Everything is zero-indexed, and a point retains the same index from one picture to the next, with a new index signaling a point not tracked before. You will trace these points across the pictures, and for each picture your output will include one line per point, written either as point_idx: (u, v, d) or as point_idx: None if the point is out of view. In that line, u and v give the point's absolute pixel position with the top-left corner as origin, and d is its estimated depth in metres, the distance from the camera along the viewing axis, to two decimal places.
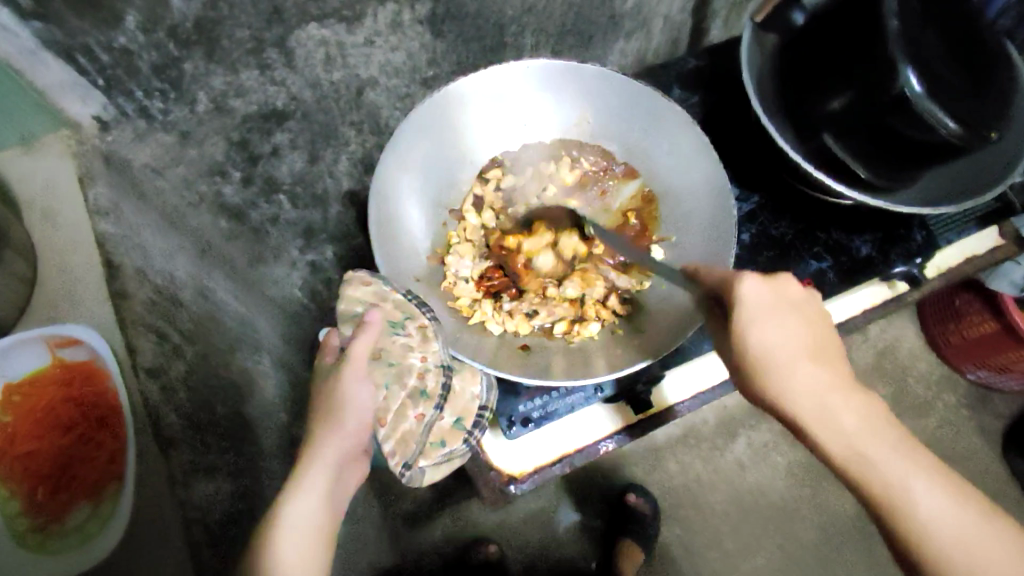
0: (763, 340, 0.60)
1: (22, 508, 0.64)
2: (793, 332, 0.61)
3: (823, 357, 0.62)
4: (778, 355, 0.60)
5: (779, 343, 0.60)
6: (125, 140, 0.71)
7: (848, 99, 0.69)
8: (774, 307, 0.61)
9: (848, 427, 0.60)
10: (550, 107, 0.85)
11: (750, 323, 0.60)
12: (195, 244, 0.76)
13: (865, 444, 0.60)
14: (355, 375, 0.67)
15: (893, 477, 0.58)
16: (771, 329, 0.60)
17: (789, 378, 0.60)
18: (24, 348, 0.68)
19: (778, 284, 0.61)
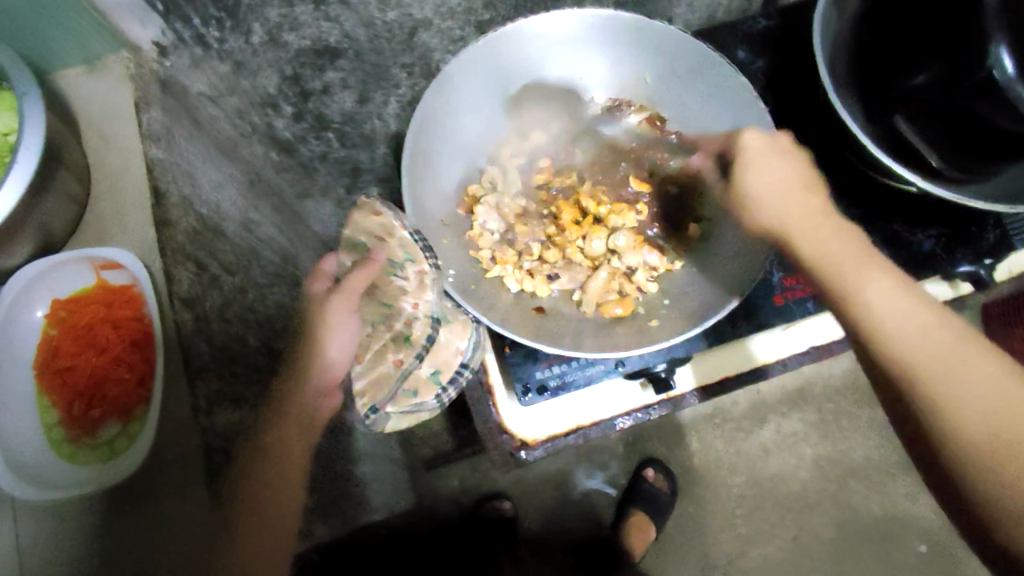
0: (762, 189, 0.68)
1: (60, 419, 0.72)
2: (800, 214, 0.66)
3: (822, 225, 0.65)
4: (775, 199, 0.67)
5: (763, 188, 0.68)
6: (183, 66, 0.72)
7: (935, 74, 0.65)
8: (779, 152, 0.69)
9: (891, 317, 0.57)
10: (605, 62, 0.80)
11: (746, 167, 0.69)
12: (245, 175, 0.77)
13: (833, 255, 0.62)
14: (344, 307, 0.67)
15: (853, 281, 0.60)
16: (768, 173, 0.68)
17: (812, 233, 0.64)
18: (73, 266, 0.75)
19: (771, 139, 0.70)
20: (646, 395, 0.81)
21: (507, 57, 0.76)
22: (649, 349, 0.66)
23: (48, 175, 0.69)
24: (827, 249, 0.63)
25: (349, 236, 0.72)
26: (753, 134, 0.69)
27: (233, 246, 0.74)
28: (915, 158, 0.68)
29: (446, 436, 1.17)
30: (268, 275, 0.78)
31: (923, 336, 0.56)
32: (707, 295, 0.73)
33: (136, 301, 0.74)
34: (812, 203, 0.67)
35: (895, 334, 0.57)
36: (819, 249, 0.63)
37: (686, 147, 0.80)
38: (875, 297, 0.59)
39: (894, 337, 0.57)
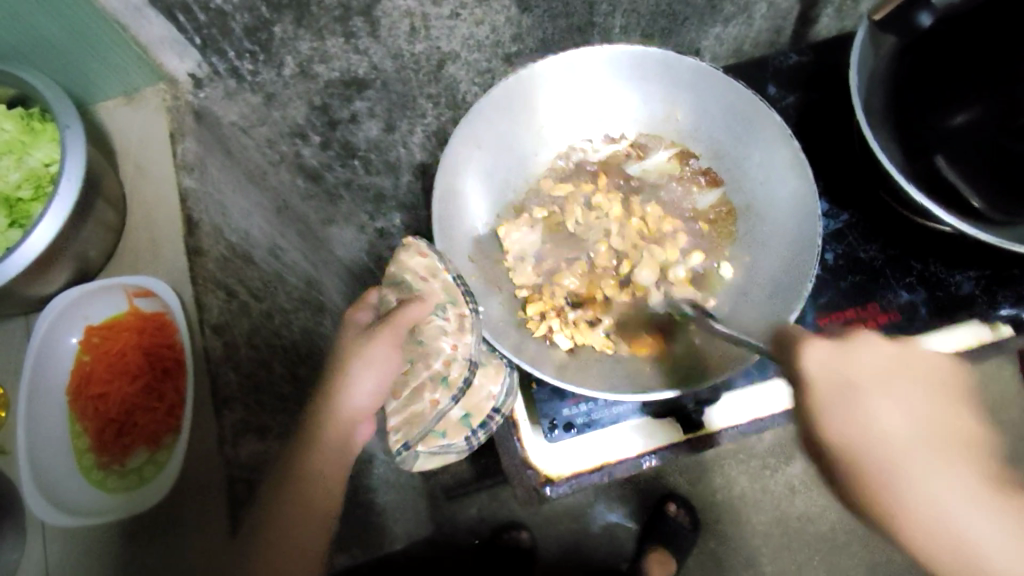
0: (867, 433, 0.45)
1: (91, 446, 0.72)
2: (940, 467, 0.44)
3: (930, 448, 0.44)
4: (899, 439, 0.44)
5: (857, 427, 0.45)
6: (217, 98, 0.78)
7: (976, 116, 0.64)
8: (884, 373, 0.46)
9: (928, 501, 0.44)
10: (636, 98, 0.79)
11: (858, 388, 0.45)
12: (272, 202, 0.82)
13: (906, 458, 0.44)
14: (390, 342, 0.65)
15: (919, 503, 0.44)
16: (878, 408, 0.45)
17: (920, 467, 0.44)
18: (106, 294, 0.75)
19: (860, 345, 0.46)
20: (674, 433, 0.77)
21: (533, 90, 0.76)
22: (683, 391, 0.65)
23: (87, 208, 0.70)
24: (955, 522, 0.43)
25: (392, 273, 0.69)
26: (822, 346, 0.47)
27: (260, 272, 0.75)
28: (953, 197, 0.67)
29: (464, 465, 1.16)
30: (294, 301, 0.80)
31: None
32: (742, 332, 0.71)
33: (167, 329, 0.74)
34: (930, 417, 0.45)
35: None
36: (945, 513, 0.43)
37: (719, 182, 0.79)
38: (1006, 568, 0.42)
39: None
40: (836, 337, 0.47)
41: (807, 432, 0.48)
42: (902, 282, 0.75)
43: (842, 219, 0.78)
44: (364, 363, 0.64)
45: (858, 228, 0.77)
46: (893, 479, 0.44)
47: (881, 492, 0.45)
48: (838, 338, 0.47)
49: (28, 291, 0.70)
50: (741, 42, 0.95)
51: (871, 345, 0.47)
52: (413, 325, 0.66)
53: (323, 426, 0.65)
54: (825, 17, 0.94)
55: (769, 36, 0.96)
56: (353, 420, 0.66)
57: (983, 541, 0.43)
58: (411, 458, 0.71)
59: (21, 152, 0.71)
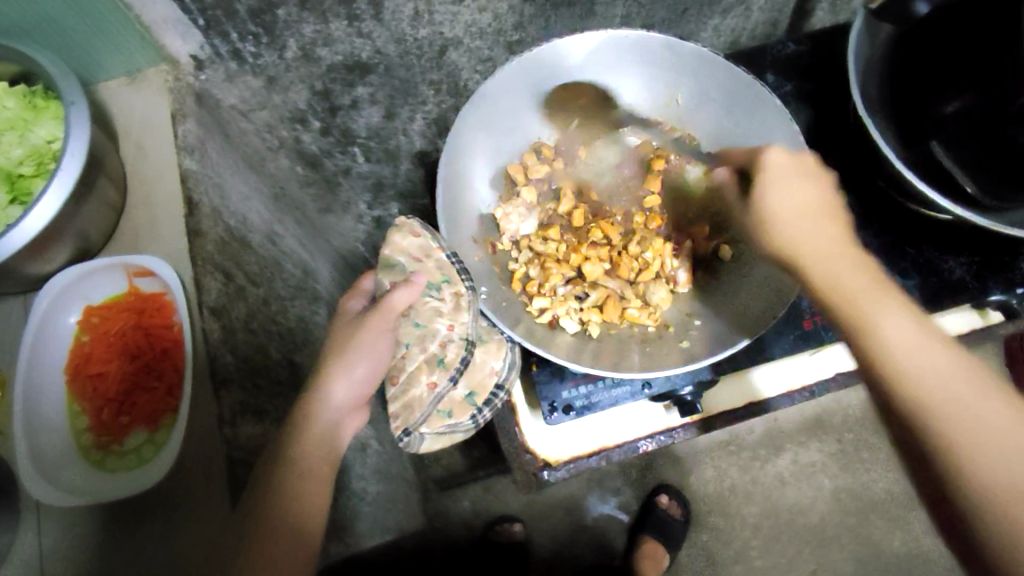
0: (789, 230, 0.61)
1: (89, 425, 0.71)
2: (836, 264, 0.58)
3: (840, 255, 0.59)
4: (816, 253, 0.59)
5: (790, 228, 0.61)
6: (217, 80, 0.78)
7: (967, 102, 0.64)
8: (813, 197, 0.63)
9: (862, 296, 0.55)
10: (637, 82, 0.80)
11: (768, 182, 0.65)
12: (271, 188, 0.84)
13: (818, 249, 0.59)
14: (379, 326, 0.65)
15: (852, 294, 0.55)
16: (778, 188, 0.63)
17: (826, 265, 0.58)
18: (105, 272, 0.74)
19: (804, 171, 0.65)
20: (670, 417, 0.79)
21: (539, 74, 0.77)
22: (689, 369, 0.65)
23: (87, 186, 0.69)
24: (871, 307, 0.54)
25: (385, 256, 0.69)
26: (778, 153, 0.65)
27: (258, 256, 0.77)
28: (948, 181, 0.69)
29: (458, 456, 1.17)
30: (290, 289, 0.83)
31: (964, 404, 0.48)
32: (739, 316, 0.72)
33: (168, 309, 0.73)
34: (858, 254, 0.59)
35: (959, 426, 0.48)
36: (857, 287, 0.56)
37: (718, 169, 0.80)
38: (893, 334, 0.52)
39: (931, 397, 0.49)
40: (790, 152, 0.66)
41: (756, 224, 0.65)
42: (895, 268, 0.76)
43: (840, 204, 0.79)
44: (355, 347, 0.65)
45: (854, 214, 0.78)
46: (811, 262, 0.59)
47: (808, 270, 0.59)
48: (791, 153, 0.66)
49: (26, 268, 0.69)
50: (737, 34, 0.97)
51: (802, 177, 0.65)
52: (404, 310, 0.67)
53: (309, 421, 0.64)
54: (819, 12, 0.96)
55: (765, 32, 0.98)
56: (349, 402, 0.66)
57: (891, 330, 0.52)
58: (417, 442, 0.71)
59: (23, 128, 0.71)
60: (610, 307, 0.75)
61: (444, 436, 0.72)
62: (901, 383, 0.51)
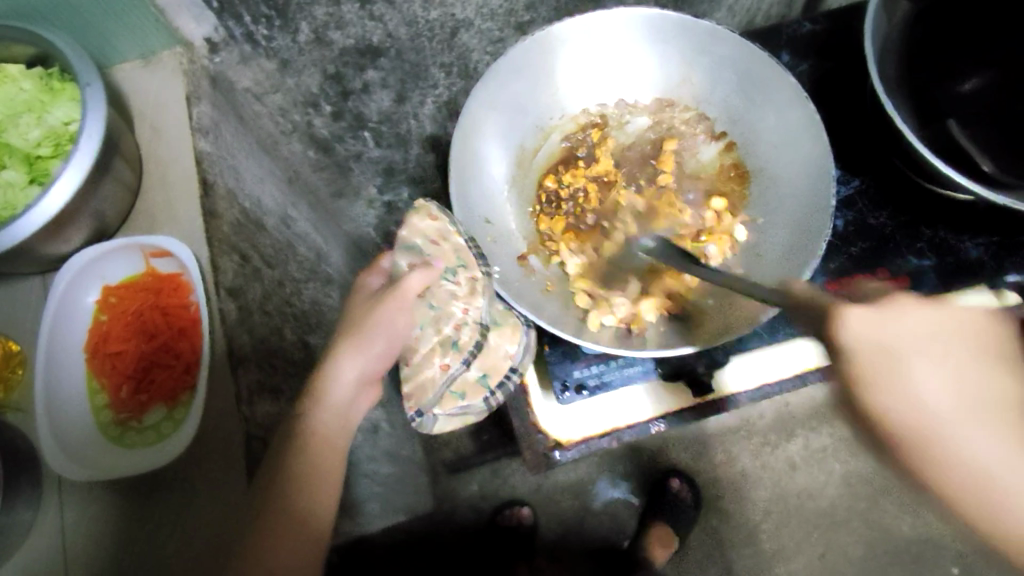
0: (911, 404, 0.45)
1: (109, 403, 0.72)
2: (974, 430, 0.45)
3: (974, 414, 0.45)
4: (942, 409, 0.45)
5: (903, 398, 0.45)
6: (231, 62, 0.78)
7: (986, 79, 0.67)
8: (934, 338, 0.45)
9: (974, 462, 0.45)
10: (650, 61, 0.80)
11: (868, 376, 0.45)
12: (285, 172, 0.86)
13: (946, 422, 0.45)
14: (396, 308, 0.66)
15: (965, 458, 0.45)
16: (920, 373, 0.45)
17: (958, 431, 0.45)
18: (122, 253, 0.75)
19: (901, 315, 0.45)
20: (683, 399, 0.77)
21: (551, 53, 0.77)
22: (698, 347, 0.66)
23: (104, 167, 0.70)
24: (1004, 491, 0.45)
25: (404, 238, 0.71)
26: (862, 317, 0.45)
27: (272, 239, 0.78)
28: (965, 161, 0.67)
29: (467, 439, 1.17)
30: (303, 271, 0.84)
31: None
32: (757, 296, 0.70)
33: (184, 289, 0.74)
34: (980, 383, 0.45)
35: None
36: (985, 465, 0.45)
37: (733, 148, 0.80)
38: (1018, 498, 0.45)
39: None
40: (873, 305, 0.45)
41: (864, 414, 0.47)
42: (910, 248, 0.76)
43: (854, 184, 0.79)
44: (373, 327, 0.65)
45: (868, 195, 0.78)
46: (930, 439, 0.45)
47: (928, 456, 0.46)
48: (877, 306, 0.45)
49: (45, 250, 0.69)
50: (750, 14, 0.96)
51: (908, 313, 0.45)
52: (421, 291, 0.67)
53: (321, 400, 0.65)
54: None
55: (778, 12, 0.97)
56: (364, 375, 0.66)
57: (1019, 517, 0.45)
58: (430, 422, 0.72)
59: (40, 111, 0.72)
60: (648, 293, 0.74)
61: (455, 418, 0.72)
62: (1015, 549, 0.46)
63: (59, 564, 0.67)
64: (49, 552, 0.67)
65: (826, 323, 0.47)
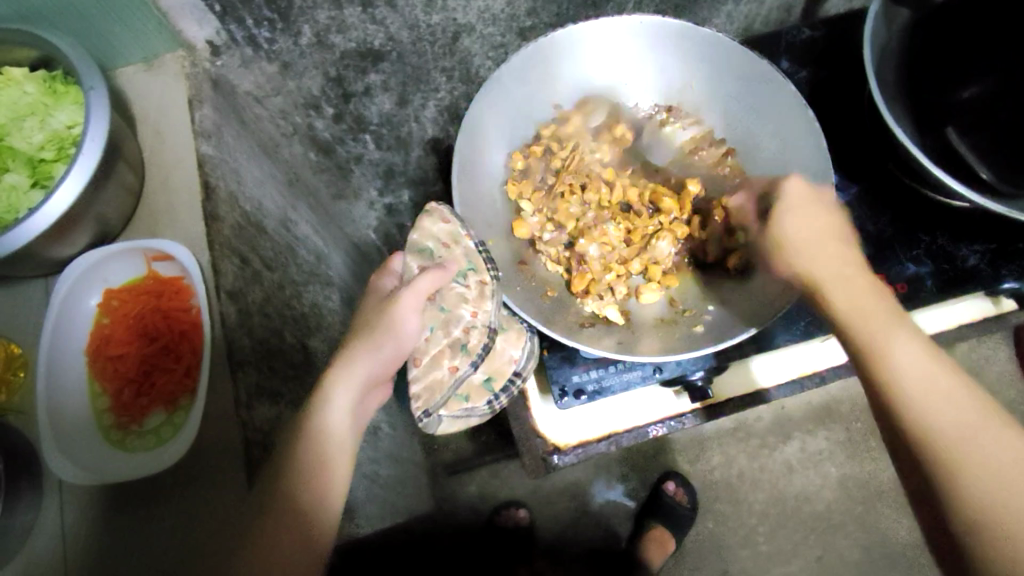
0: (798, 227, 0.64)
1: (110, 406, 0.72)
2: (841, 292, 0.59)
3: (828, 242, 0.63)
4: (798, 237, 0.63)
5: (798, 230, 0.63)
6: (233, 66, 0.79)
7: (983, 89, 0.65)
8: (815, 210, 0.64)
9: (864, 308, 0.58)
10: (652, 69, 0.80)
11: (784, 210, 0.65)
12: (285, 173, 0.85)
13: (809, 242, 0.63)
14: (410, 307, 0.65)
15: (843, 296, 0.59)
16: (791, 216, 0.64)
17: (841, 288, 0.60)
18: (124, 257, 0.75)
19: (820, 195, 0.65)
20: (681, 403, 0.79)
21: (554, 57, 0.77)
22: (729, 344, 0.66)
23: (107, 169, 0.70)
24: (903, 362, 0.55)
25: (414, 241, 0.71)
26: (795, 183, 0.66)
27: (273, 242, 0.79)
28: (963, 169, 0.69)
29: (466, 440, 1.17)
30: (304, 273, 0.85)
31: (935, 405, 0.53)
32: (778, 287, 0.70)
33: (185, 292, 0.74)
34: (870, 277, 0.60)
35: (909, 397, 0.54)
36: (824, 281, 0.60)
37: (733, 154, 0.79)
38: (908, 360, 0.55)
39: (935, 426, 0.52)
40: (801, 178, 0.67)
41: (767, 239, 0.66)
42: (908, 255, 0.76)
43: (853, 191, 0.79)
44: (384, 327, 0.64)
45: (867, 201, 0.78)
46: (832, 286, 0.60)
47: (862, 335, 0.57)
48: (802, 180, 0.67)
49: (47, 253, 0.70)
50: (749, 21, 0.96)
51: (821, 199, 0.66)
52: (432, 292, 0.67)
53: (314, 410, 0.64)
54: None
55: (778, 18, 0.97)
56: (366, 383, 0.65)
57: (952, 421, 0.52)
58: (433, 423, 0.71)
59: (44, 114, 0.72)
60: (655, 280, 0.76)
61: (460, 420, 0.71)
62: (951, 458, 0.51)
63: (59, 568, 0.68)
64: (50, 555, 0.68)
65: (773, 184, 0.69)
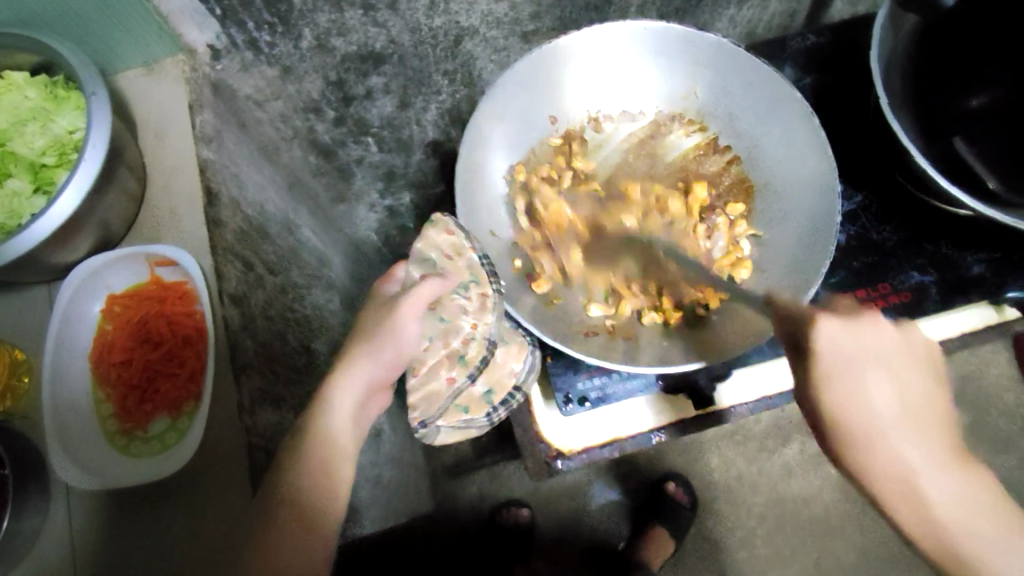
0: (864, 408, 0.45)
1: (114, 411, 0.73)
2: (908, 439, 0.45)
3: (892, 374, 0.45)
4: (889, 416, 0.45)
5: (854, 403, 0.45)
6: (233, 70, 0.75)
7: (994, 96, 0.66)
8: (883, 352, 0.45)
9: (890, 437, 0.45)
10: (656, 74, 0.80)
11: (837, 377, 0.45)
12: (285, 178, 0.80)
13: (888, 428, 0.45)
14: (411, 316, 0.65)
15: (900, 456, 0.45)
16: (872, 388, 0.45)
17: (896, 436, 0.45)
18: (127, 262, 0.75)
19: (863, 328, 0.45)
20: (685, 409, 0.78)
21: (557, 64, 0.77)
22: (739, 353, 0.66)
23: (109, 175, 0.70)
24: (931, 494, 0.46)
25: (417, 250, 0.70)
26: (836, 326, 0.45)
27: (277, 247, 0.75)
28: (969, 177, 0.69)
29: (465, 442, 1.18)
30: (305, 276, 0.79)
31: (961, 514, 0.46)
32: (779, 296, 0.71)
33: (188, 298, 0.74)
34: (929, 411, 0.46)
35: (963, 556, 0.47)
36: (912, 469, 0.46)
37: (737, 162, 0.79)
38: (949, 506, 0.46)
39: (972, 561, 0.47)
40: (841, 315, 0.45)
41: (809, 408, 0.47)
42: (913, 264, 0.76)
43: (857, 199, 0.79)
44: (384, 336, 0.64)
45: (871, 210, 0.78)
46: (870, 448, 0.45)
47: (860, 457, 0.46)
48: (842, 316, 0.45)
49: (50, 259, 0.70)
50: (753, 25, 0.96)
51: (874, 325, 0.46)
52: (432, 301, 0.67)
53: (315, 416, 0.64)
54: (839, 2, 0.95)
55: (781, 22, 0.97)
56: (369, 386, 0.66)
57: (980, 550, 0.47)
58: (433, 433, 0.73)
59: (45, 119, 0.72)
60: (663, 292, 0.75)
61: (460, 430, 0.73)
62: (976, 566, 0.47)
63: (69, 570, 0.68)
64: (58, 559, 0.69)
65: (800, 318, 0.47)
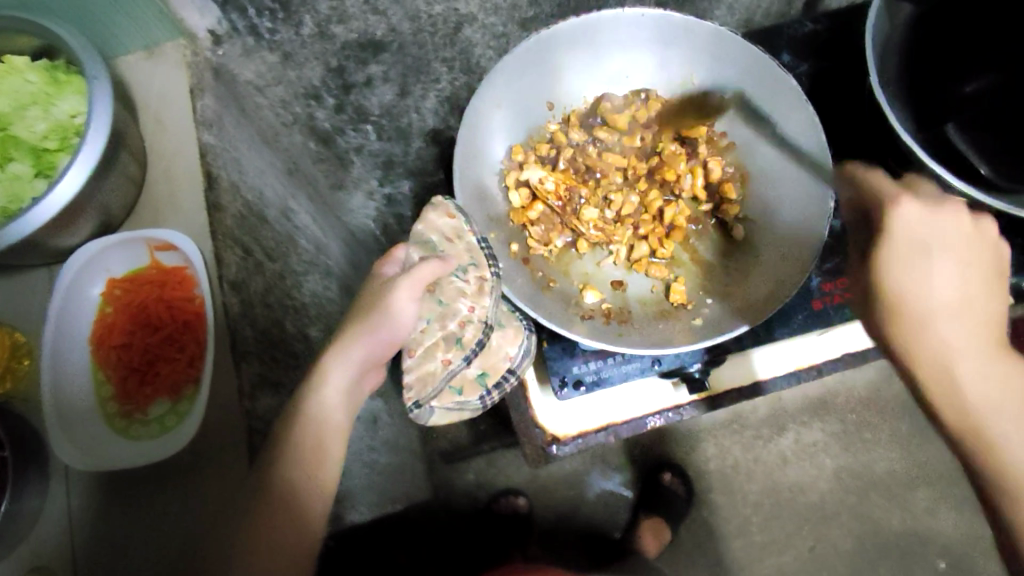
0: (918, 288, 0.55)
1: (114, 394, 0.73)
2: (956, 323, 0.55)
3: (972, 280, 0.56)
4: (940, 303, 0.54)
5: (917, 283, 0.55)
6: (235, 55, 0.76)
7: (984, 84, 0.66)
8: (951, 239, 0.56)
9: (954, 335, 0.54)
10: (654, 61, 0.80)
11: (926, 249, 0.55)
12: (285, 163, 0.82)
13: (948, 311, 0.55)
14: (410, 296, 0.65)
15: (952, 340, 0.54)
16: (936, 267, 0.55)
17: (952, 326, 0.54)
18: (127, 246, 0.75)
19: (940, 220, 0.56)
20: (679, 395, 0.79)
21: (556, 52, 0.77)
22: (733, 335, 0.67)
23: (111, 159, 0.71)
24: (966, 378, 0.54)
25: (418, 232, 0.71)
26: (912, 207, 0.57)
27: (275, 232, 0.76)
28: (961, 164, 0.69)
29: (463, 429, 1.19)
30: (303, 263, 0.81)
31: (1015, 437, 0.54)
32: (766, 284, 0.73)
33: (188, 282, 0.75)
34: (989, 316, 0.56)
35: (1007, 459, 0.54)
36: (951, 346, 0.54)
37: (731, 149, 0.81)
38: (984, 394, 0.54)
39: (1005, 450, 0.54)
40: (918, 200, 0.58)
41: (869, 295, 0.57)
42: None
43: None
44: (381, 317, 0.64)
45: None
46: (954, 359, 0.54)
47: (915, 345, 0.55)
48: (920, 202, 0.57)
49: (51, 242, 0.70)
50: (751, 12, 0.96)
51: (953, 218, 0.58)
52: (431, 283, 0.67)
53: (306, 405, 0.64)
54: None
55: (779, 10, 0.97)
56: (361, 367, 0.66)
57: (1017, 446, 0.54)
58: (425, 415, 0.71)
59: (47, 103, 0.72)
60: (655, 269, 0.79)
61: (452, 414, 0.72)
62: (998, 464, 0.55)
63: (65, 552, 0.68)
64: (58, 537, 0.69)
65: (874, 195, 0.60)
